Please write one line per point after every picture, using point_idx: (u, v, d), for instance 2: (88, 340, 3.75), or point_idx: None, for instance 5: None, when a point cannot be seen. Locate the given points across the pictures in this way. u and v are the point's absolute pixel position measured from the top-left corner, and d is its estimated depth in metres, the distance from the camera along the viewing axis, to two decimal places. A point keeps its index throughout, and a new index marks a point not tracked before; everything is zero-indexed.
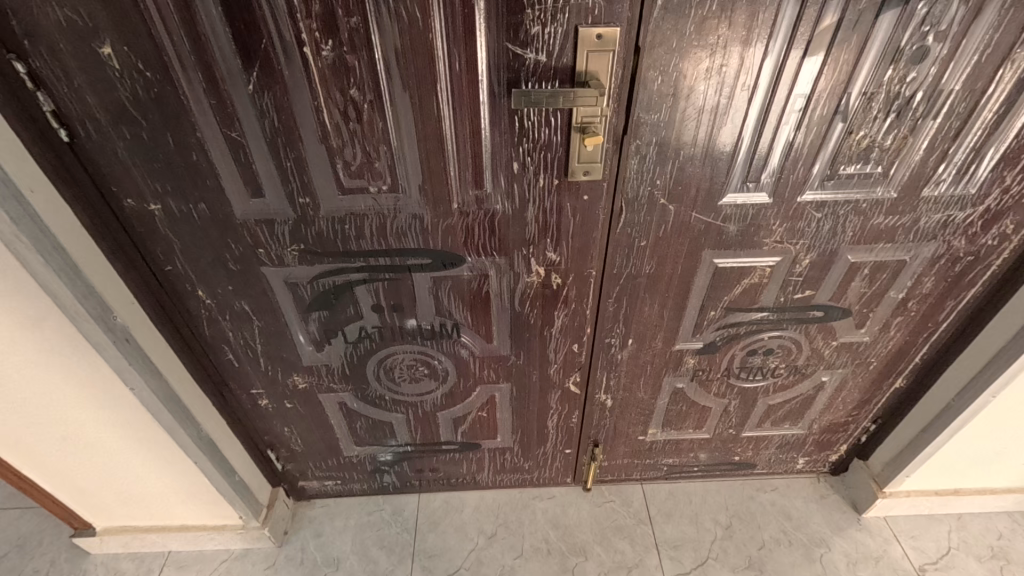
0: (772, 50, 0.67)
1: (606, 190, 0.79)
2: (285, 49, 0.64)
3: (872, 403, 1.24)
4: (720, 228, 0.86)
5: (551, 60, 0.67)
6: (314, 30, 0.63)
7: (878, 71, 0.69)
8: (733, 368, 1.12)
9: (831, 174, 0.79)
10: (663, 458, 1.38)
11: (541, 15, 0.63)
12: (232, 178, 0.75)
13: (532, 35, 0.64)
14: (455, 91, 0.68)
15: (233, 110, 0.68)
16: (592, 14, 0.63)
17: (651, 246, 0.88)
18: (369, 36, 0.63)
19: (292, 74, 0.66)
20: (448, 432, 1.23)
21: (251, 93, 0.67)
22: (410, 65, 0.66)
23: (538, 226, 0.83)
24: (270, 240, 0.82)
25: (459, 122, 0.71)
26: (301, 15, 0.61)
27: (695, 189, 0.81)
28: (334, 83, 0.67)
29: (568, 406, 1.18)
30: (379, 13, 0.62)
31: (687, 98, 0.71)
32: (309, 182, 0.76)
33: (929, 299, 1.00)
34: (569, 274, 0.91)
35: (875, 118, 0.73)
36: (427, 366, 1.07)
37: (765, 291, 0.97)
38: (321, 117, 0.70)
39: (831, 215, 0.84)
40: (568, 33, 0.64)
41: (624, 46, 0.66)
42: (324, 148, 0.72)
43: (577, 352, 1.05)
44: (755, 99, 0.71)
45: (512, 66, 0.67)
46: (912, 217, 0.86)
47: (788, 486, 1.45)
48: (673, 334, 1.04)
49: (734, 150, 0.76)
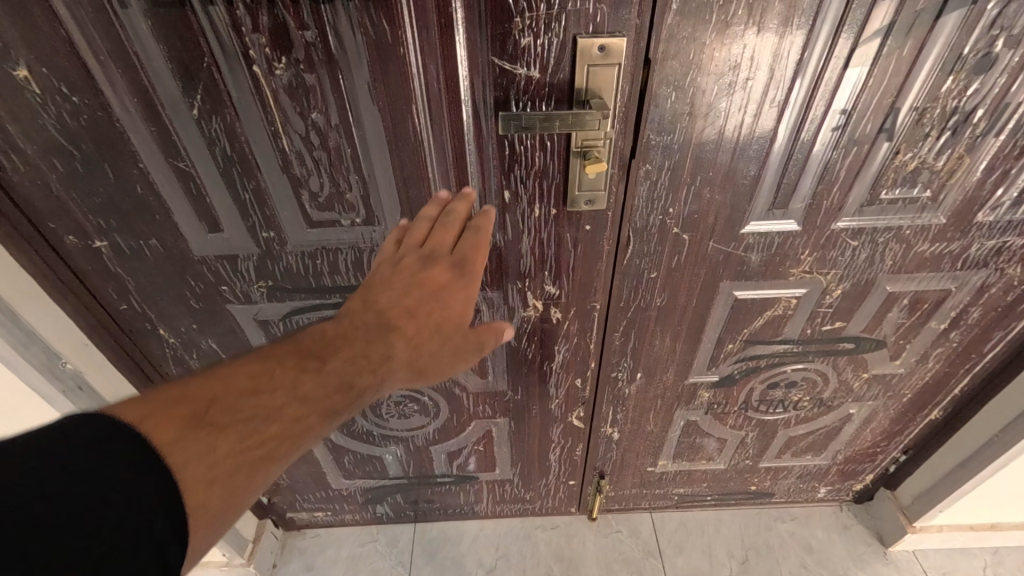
0: (808, 60, 0.57)
1: (611, 219, 0.70)
2: (231, 68, 0.54)
3: (904, 434, 1.14)
4: (741, 258, 0.76)
5: (545, 76, 0.56)
6: (264, 45, 0.53)
7: (934, 83, 0.58)
8: (752, 401, 1.03)
9: (871, 199, 0.69)
10: (674, 488, 1.29)
11: (532, 24, 0.53)
12: (185, 213, 0.66)
13: (522, 47, 0.54)
14: (435, 114, 0.59)
15: (179, 139, 0.59)
16: (593, 22, 0.53)
17: (663, 278, 0.78)
18: (329, 51, 0.54)
19: (243, 97, 0.56)
20: (443, 465, 1.15)
21: (197, 118, 0.57)
22: (380, 85, 0.56)
23: (534, 258, 0.74)
24: (234, 276, 0.73)
25: (440, 148, 0.61)
26: (248, 30, 0.52)
27: (714, 217, 0.70)
28: (292, 106, 0.57)
29: (571, 440, 1.09)
30: (340, 25, 0.52)
31: (706, 117, 0.60)
32: (272, 215, 0.66)
33: (974, 329, 0.89)
34: (570, 309, 0.82)
35: (927, 137, 0.63)
36: (417, 401, 0.98)
37: (789, 324, 0.86)
38: (281, 145, 0.60)
39: (869, 242, 0.74)
40: (564, 44, 0.54)
41: (631, 59, 0.56)
42: (286, 178, 0.63)
43: (580, 386, 0.96)
44: (787, 117, 0.61)
45: (499, 84, 0.57)
46: (962, 245, 0.75)
47: (808, 515, 1.35)
48: (686, 368, 0.94)
49: (760, 175, 0.66)
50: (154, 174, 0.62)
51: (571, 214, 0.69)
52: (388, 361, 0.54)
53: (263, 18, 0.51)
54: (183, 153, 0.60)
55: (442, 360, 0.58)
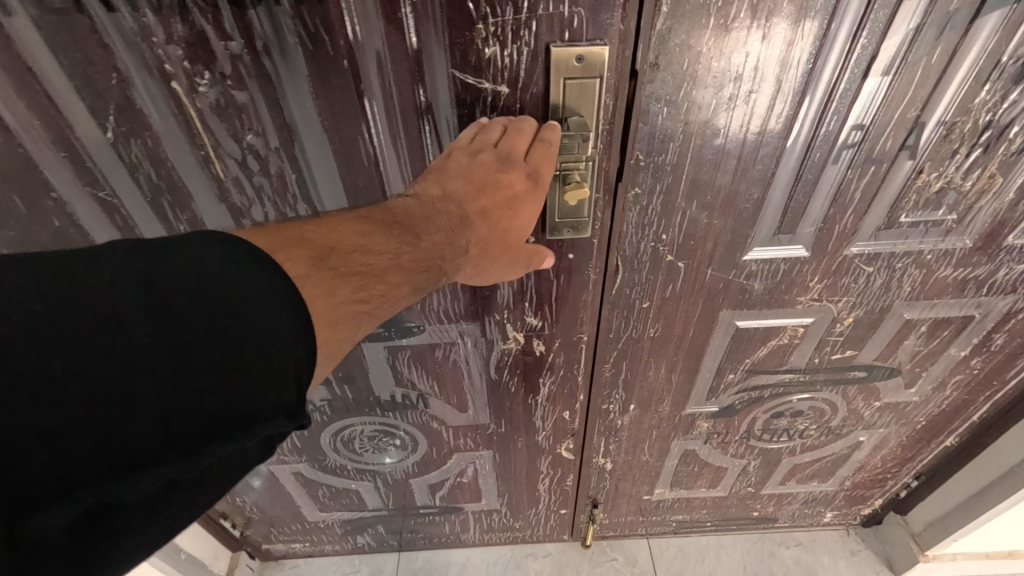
0: (820, 69, 0.49)
1: (598, 247, 0.62)
2: (147, 85, 0.46)
3: (916, 460, 1.06)
4: (743, 286, 0.68)
5: (515, 92, 0.49)
6: (182, 58, 0.45)
7: (966, 94, 0.50)
8: (754, 430, 0.95)
9: (889, 223, 0.61)
10: (672, 515, 1.22)
11: (498, 31, 0.45)
12: None
13: (487, 59, 0.47)
14: (391, 135, 0.51)
15: (96, 167, 0.51)
16: (569, 28, 0.46)
17: (656, 307, 0.70)
18: (260, 65, 0.46)
19: (165, 118, 0.48)
20: (425, 497, 1.08)
21: (112, 142, 0.50)
22: (323, 102, 0.48)
23: (513, 289, 0.66)
24: None
25: (399, 173, 0.53)
26: (161, 40, 0.44)
27: (712, 244, 0.63)
28: (222, 127, 0.49)
29: (561, 471, 1.02)
30: (271, 33, 0.44)
31: (703, 134, 0.53)
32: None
33: (997, 356, 0.81)
34: (555, 341, 0.74)
35: (954, 155, 0.55)
36: (392, 436, 0.91)
37: (796, 352, 0.79)
38: (215, 171, 0.52)
39: (885, 268, 0.66)
40: (537, 54, 0.47)
41: (615, 71, 0.48)
42: (226, 208, 0.55)
43: (568, 419, 0.89)
44: (796, 134, 0.53)
45: (462, 101, 0.49)
46: (989, 269, 0.68)
47: (814, 541, 1.28)
48: (683, 398, 0.87)
49: (765, 197, 0.58)
50: (70, 207, 0.54)
51: (552, 243, 0.61)
52: (463, 255, 0.48)
53: (176, 25, 0.43)
54: (103, 181, 0.52)
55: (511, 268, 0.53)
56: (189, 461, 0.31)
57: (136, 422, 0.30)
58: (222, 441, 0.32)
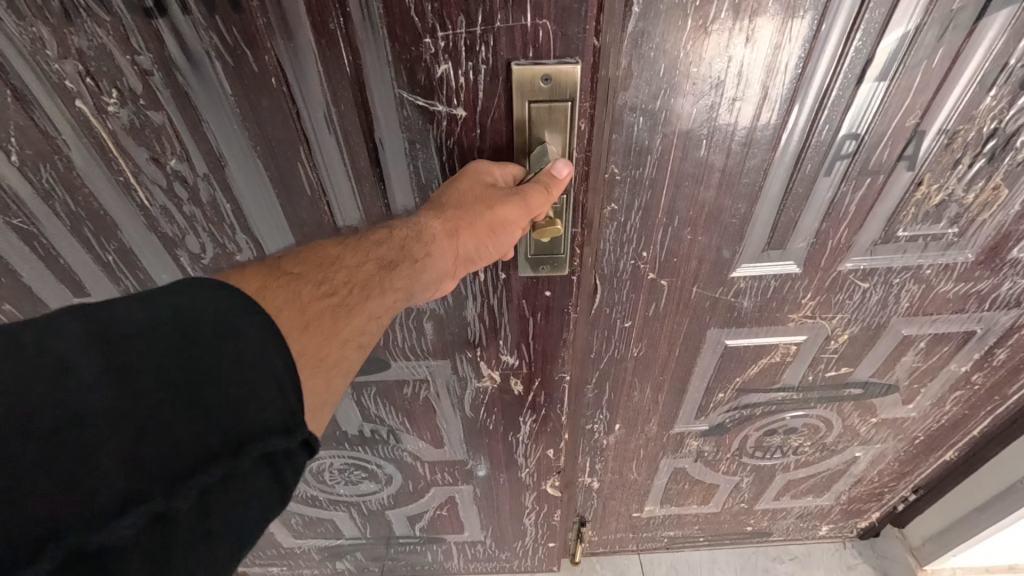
0: (811, 70, 0.44)
1: (576, 284, 0.57)
2: (50, 102, 0.44)
3: (914, 475, 1.03)
4: (731, 303, 0.64)
5: (473, 115, 0.45)
6: (86, 75, 0.43)
7: (971, 101, 0.46)
8: (746, 448, 0.91)
9: (886, 237, 0.57)
10: (663, 531, 1.18)
11: (448, 47, 0.42)
12: (40, 278, 0.57)
13: (438, 76, 0.43)
14: (328, 157, 0.49)
15: (6, 189, 0.50)
16: (530, 43, 0.41)
17: (639, 327, 0.66)
18: (173, 82, 0.44)
19: (77, 139, 0.47)
20: (404, 527, 1.04)
21: (19, 165, 0.48)
22: (247, 123, 0.46)
23: (486, 327, 0.62)
24: None
25: (341, 196, 0.51)
26: (56, 55, 0.42)
27: (697, 261, 0.58)
28: (141, 149, 0.48)
29: (547, 507, 0.96)
30: (179, 48, 0.42)
31: (683, 146, 0.48)
32: (147, 278, 0.58)
33: (999, 371, 0.77)
34: (534, 380, 0.69)
35: (957, 165, 0.50)
36: (364, 469, 0.87)
37: (788, 370, 0.75)
38: (139, 197, 0.51)
39: (881, 284, 0.62)
40: (495, 71, 0.43)
41: (589, 92, 0.44)
42: (156, 237, 0.54)
43: (553, 458, 0.83)
44: (783, 145, 0.49)
45: (412, 123, 0.46)
46: (992, 284, 0.63)
47: (809, 555, 1.24)
48: (671, 417, 0.82)
49: (752, 212, 0.54)
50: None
51: (526, 281, 0.56)
52: (442, 221, 0.45)
53: (73, 39, 0.41)
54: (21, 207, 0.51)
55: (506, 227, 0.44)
56: (180, 492, 0.29)
57: (115, 456, 0.28)
58: (212, 462, 0.30)
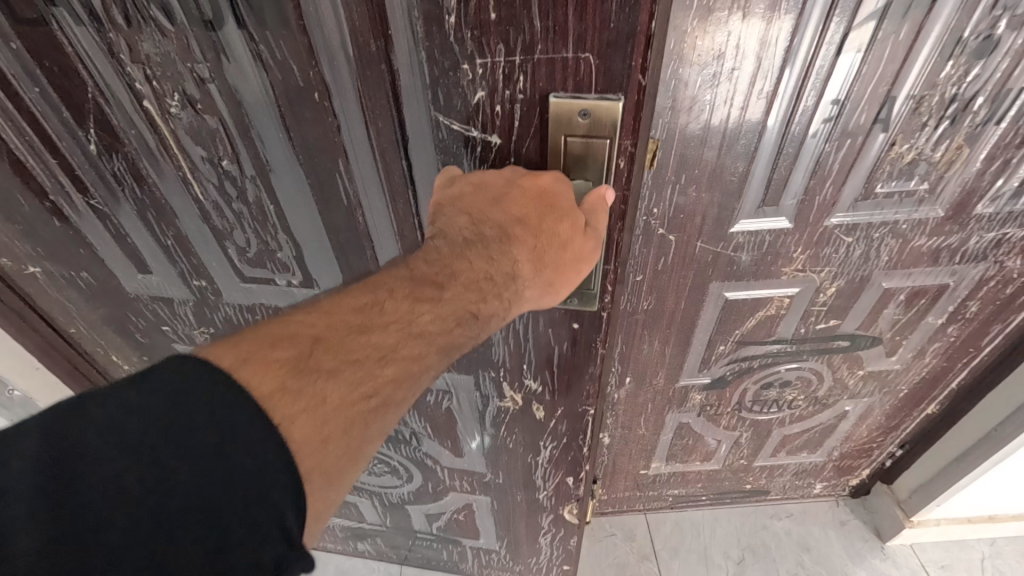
0: (799, 40, 0.52)
1: (604, 320, 0.61)
2: (120, 99, 0.49)
3: (900, 429, 1.11)
4: (730, 258, 0.72)
5: (508, 141, 0.48)
6: (150, 77, 0.48)
7: (933, 69, 0.54)
8: (745, 401, 0.99)
9: (866, 194, 0.65)
10: (668, 490, 1.26)
11: (487, 74, 0.44)
12: (111, 253, 0.63)
13: (476, 104, 0.46)
14: (364, 169, 0.53)
15: (83, 172, 0.56)
16: (569, 75, 0.43)
17: (649, 281, 0.74)
18: (227, 92, 0.48)
19: (142, 135, 0.52)
20: (422, 524, 1.11)
21: (95, 154, 0.54)
22: (292, 132, 0.51)
23: (513, 351, 0.68)
24: (174, 318, 0.71)
25: (375, 204, 0.55)
26: (127, 58, 0.47)
27: (701, 217, 0.66)
28: (196, 148, 0.53)
29: (563, 531, 0.97)
30: (232, 60, 0.46)
31: (690, 110, 0.56)
32: (201, 263, 0.64)
33: (972, 323, 0.86)
34: (556, 407, 0.74)
35: (924, 127, 0.59)
36: (385, 462, 0.96)
37: (782, 323, 0.83)
38: (195, 191, 0.56)
39: (864, 238, 0.71)
40: (533, 100, 0.45)
41: (626, 129, 0.46)
42: (209, 229, 0.60)
43: (571, 484, 0.87)
44: (775, 110, 0.57)
45: (448, 144, 0.49)
46: (960, 238, 0.72)
47: (805, 512, 1.33)
48: (677, 371, 0.90)
49: (749, 170, 0.62)
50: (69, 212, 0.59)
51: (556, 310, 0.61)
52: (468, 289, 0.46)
53: (141, 44, 0.46)
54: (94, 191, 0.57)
55: (576, 275, 0.48)
56: None
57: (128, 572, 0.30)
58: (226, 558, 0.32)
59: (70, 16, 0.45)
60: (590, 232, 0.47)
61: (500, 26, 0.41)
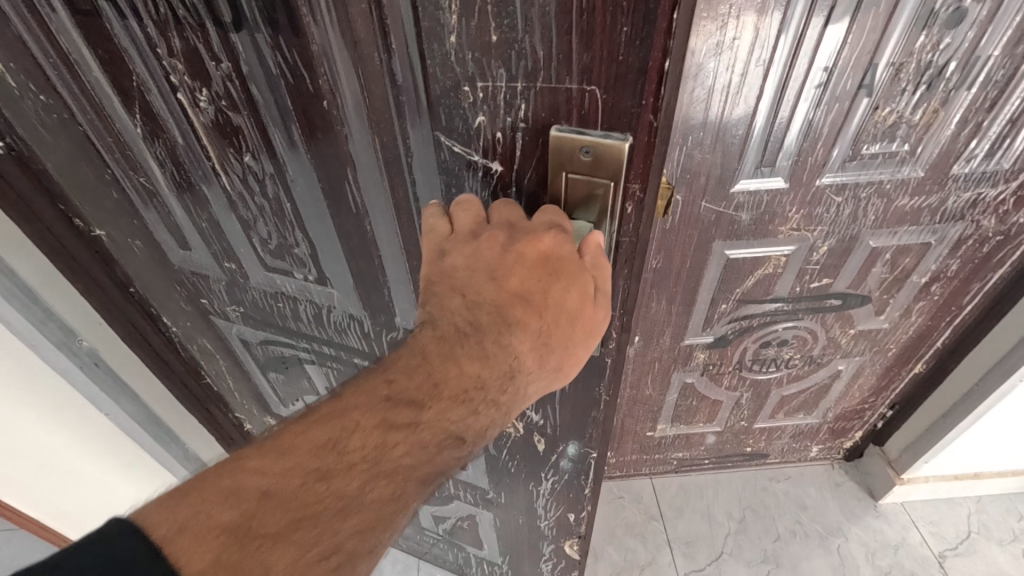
0: (793, 9, 0.59)
1: (610, 366, 0.58)
2: (159, 88, 0.51)
3: (890, 389, 1.19)
4: (732, 217, 0.79)
5: (510, 171, 0.45)
6: (183, 72, 0.49)
7: (909, 39, 0.62)
8: (745, 361, 1.07)
9: (853, 155, 0.73)
10: (673, 453, 1.33)
11: (488, 99, 0.41)
12: (157, 227, 0.66)
13: (477, 129, 0.43)
14: (367, 179, 0.53)
15: (130, 153, 0.58)
16: (575, 110, 0.40)
17: (658, 239, 0.82)
18: (251, 94, 0.49)
19: (179, 124, 0.54)
20: (431, 524, 1.15)
21: (142, 136, 0.56)
22: (306, 137, 0.52)
23: None
24: (211, 293, 0.75)
25: (380, 213, 0.56)
26: (164, 52, 0.48)
27: (705, 177, 0.74)
28: (224, 142, 0.54)
29: (563, 561, 0.95)
30: (254, 63, 0.47)
31: (695, 75, 0.64)
32: (230, 248, 0.67)
33: (954, 282, 0.93)
34: (558, 441, 0.72)
35: (903, 92, 0.66)
36: None
37: (779, 281, 0.90)
38: (224, 181, 0.58)
39: (852, 198, 0.78)
40: (536, 133, 0.42)
41: (634, 170, 0.42)
42: (238, 219, 0.62)
43: (573, 520, 0.84)
44: (771, 75, 0.64)
45: (449, 165, 0.47)
46: (939, 197, 0.79)
47: (802, 475, 1.41)
48: (682, 330, 0.98)
49: (748, 131, 0.69)
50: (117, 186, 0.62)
51: None
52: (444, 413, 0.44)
53: (174, 41, 0.47)
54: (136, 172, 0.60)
55: (584, 352, 0.46)
56: None
57: None
58: None
59: (114, 9, 0.46)
60: (600, 297, 0.44)
61: (502, 50, 0.38)
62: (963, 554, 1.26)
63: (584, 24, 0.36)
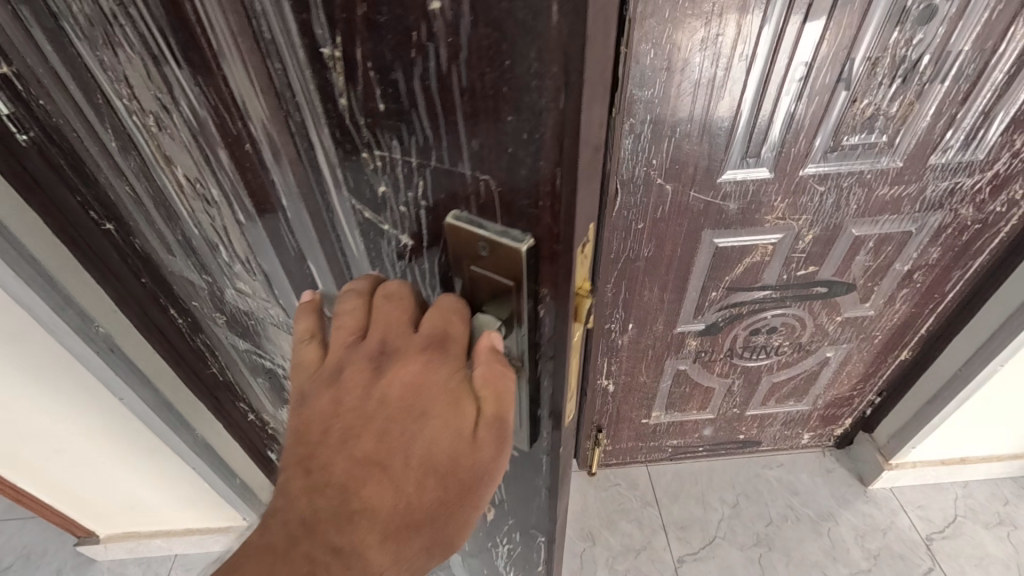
0: (773, 6, 0.62)
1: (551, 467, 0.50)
2: (104, 99, 0.42)
3: (877, 375, 1.22)
4: (720, 206, 0.83)
5: (421, 247, 0.38)
6: (120, 89, 0.40)
7: (883, 34, 0.65)
8: (736, 348, 1.10)
9: (834, 146, 0.76)
10: (667, 440, 1.37)
11: (388, 168, 0.34)
12: (138, 229, 0.59)
13: (378, 196, 0.36)
14: (301, 237, 0.44)
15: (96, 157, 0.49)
16: (476, 193, 0.33)
17: (649, 228, 0.85)
18: (192, 129, 0.40)
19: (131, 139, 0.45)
20: None
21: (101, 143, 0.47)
22: (245, 185, 0.42)
23: None
24: (201, 300, 0.69)
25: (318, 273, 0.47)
26: (99, 62, 0.38)
27: (693, 167, 0.77)
28: (177, 167, 0.45)
29: None
30: (186, 96, 0.37)
31: (682, 70, 0.67)
32: (205, 265, 0.59)
33: (935, 269, 0.97)
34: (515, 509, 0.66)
35: (880, 85, 0.70)
36: None
37: (767, 269, 0.94)
38: (185, 205, 0.50)
39: (834, 187, 0.81)
40: (438, 214, 0.35)
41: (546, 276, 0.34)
42: (205, 241, 0.55)
43: None
44: (754, 70, 0.68)
45: (362, 231, 0.39)
46: (918, 187, 0.83)
47: (793, 461, 1.44)
48: (674, 317, 1.01)
49: (734, 123, 0.72)
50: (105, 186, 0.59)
51: None
52: None
53: (106, 56, 0.37)
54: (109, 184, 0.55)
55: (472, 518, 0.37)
56: None
57: None
58: None
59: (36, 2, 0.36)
60: (489, 443, 0.36)
61: (391, 121, 0.31)
62: (950, 536, 1.30)
63: (470, 104, 0.29)
